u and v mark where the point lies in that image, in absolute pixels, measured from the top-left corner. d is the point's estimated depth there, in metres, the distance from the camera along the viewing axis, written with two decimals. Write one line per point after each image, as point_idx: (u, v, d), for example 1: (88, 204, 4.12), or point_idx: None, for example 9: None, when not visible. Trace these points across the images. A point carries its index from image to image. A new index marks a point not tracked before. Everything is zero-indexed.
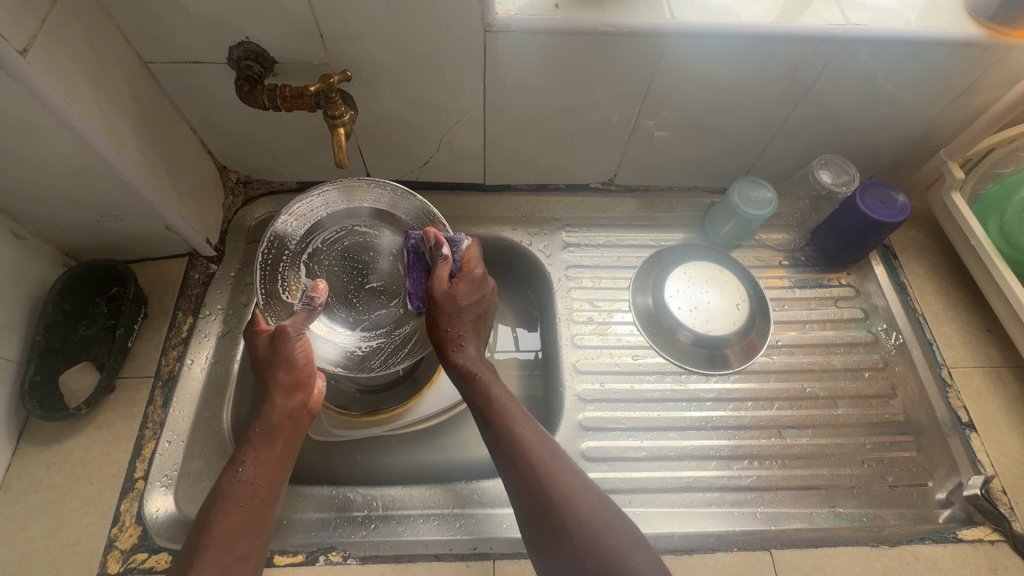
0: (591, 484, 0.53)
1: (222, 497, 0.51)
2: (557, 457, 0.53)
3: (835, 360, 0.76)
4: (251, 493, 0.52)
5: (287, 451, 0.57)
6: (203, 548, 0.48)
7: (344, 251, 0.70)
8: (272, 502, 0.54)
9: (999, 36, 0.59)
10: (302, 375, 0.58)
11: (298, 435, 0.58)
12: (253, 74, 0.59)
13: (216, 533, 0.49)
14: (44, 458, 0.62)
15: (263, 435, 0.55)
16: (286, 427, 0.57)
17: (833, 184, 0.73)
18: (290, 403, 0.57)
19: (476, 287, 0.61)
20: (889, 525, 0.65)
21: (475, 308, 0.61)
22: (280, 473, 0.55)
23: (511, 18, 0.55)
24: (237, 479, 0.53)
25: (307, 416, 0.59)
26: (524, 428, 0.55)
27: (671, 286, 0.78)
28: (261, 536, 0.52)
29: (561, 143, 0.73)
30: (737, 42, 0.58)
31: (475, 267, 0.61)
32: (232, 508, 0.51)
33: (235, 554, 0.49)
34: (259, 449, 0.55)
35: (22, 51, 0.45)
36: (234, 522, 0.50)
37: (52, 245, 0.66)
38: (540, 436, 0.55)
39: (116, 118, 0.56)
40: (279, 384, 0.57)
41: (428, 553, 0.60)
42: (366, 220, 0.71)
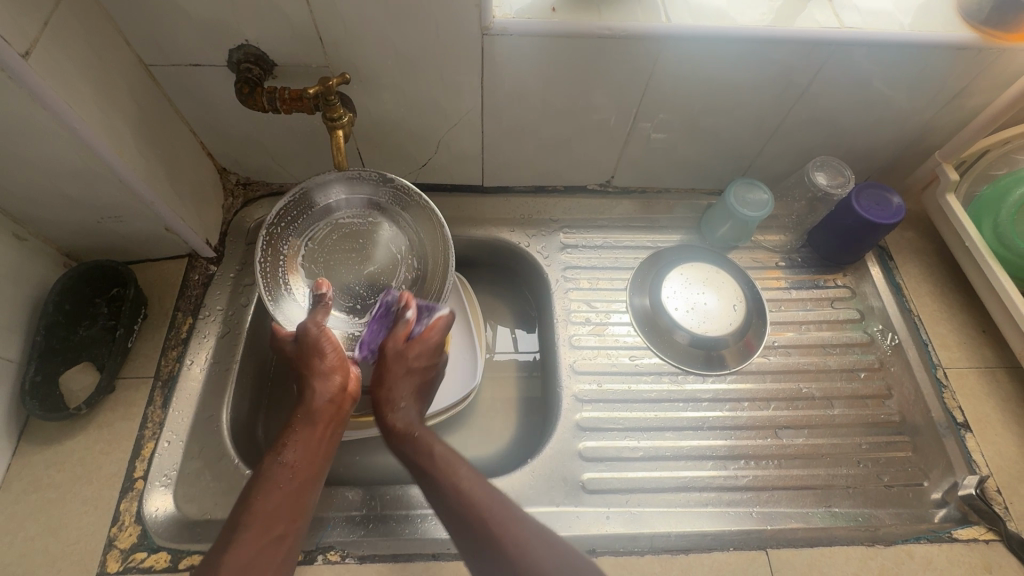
0: (553, 537, 0.50)
1: (264, 478, 0.51)
2: (512, 512, 0.51)
3: (831, 361, 0.76)
4: (291, 475, 0.52)
5: (329, 437, 0.57)
6: (244, 527, 0.48)
7: (340, 239, 0.70)
8: (312, 486, 0.53)
9: (991, 39, 0.59)
10: (338, 363, 0.59)
11: (339, 422, 0.58)
12: (252, 76, 0.60)
13: (257, 512, 0.49)
14: (45, 458, 0.62)
15: (304, 419, 0.56)
16: (327, 411, 0.57)
17: (828, 186, 0.74)
18: (330, 389, 0.58)
19: (431, 354, 0.62)
20: (885, 525, 0.65)
21: (423, 372, 0.62)
22: (320, 459, 0.55)
23: (508, 21, 0.56)
24: (278, 461, 0.53)
25: (349, 404, 0.60)
26: (473, 485, 0.52)
27: (668, 288, 0.78)
28: (298, 519, 0.51)
29: (559, 145, 0.74)
30: (733, 45, 0.59)
31: (433, 335, 0.62)
32: (273, 490, 0.51)
33: (274, 535, 0.49)
34: (301, 432, 0.55)
35: (24, 54, 0.46)
36: (275, 502, 0.50)
37: (53, 246, 0.67)
38: (491, 492, 0.52)
39: (117, 120, 0.57)
40: (319, 369, 0.58)
41: (426, 552, 0.60)
42: (362, 208, 0.71)
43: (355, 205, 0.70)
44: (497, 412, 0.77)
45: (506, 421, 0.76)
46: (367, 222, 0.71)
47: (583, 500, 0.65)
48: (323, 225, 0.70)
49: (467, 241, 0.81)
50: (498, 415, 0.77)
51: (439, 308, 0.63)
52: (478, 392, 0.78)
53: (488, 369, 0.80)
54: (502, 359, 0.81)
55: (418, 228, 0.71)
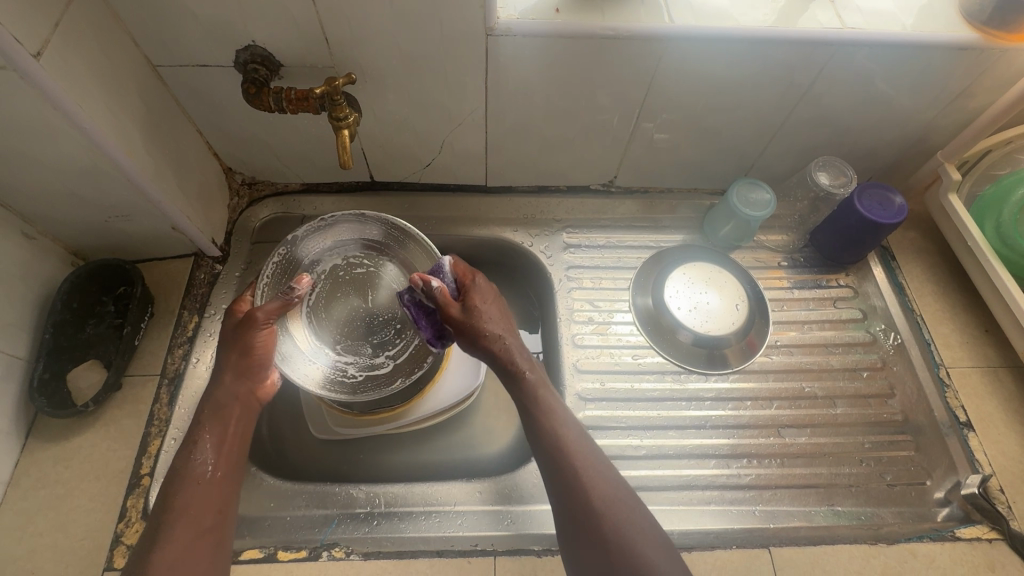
0: (625, 486, 0.56)
1: (181, 478, 0.54)
2: (596, 459, 0.57)
3: (834, 360, 0.76)
4: (207, 471, 0.55)
5: (240, 431, 0.59)
6: (166, 526, 0.51)
7: (347, 277, 0.71)
8: (232, 482, 0.56)
9: (993, 39, 0.60)
10: (256, 362, 0.60)
11: (250, 414, 0.61)
12: (259, 77, 0.60)
13: (176, 510, 0.52)
14: (52, 454, 0.63)
15: (211, 417, 0.58)
16: (235, 409, 0.59)
17: (831, 186, 0.74)
18: (238, 386, 0.60)
19: (484, 292, 0.63)
20: (887, 524, 0.65)
21: (496, 308, 0.62)
22: (235, 452, 0.58)
23: (513, 22, 0.56)
24: (193, 461, 0.56)
25: (259, 398, 0.62)
26: (566, 425, 0.58)
27: (671, 287, 0.78)
28: (224, 512, 0.54)
29: (562, 145, 0.74)
30: (735, 45, 0.59)
31: (476, 279, 0.63)
32: (190, 491, 0.54)
33: (198, 530, 0.52)
34: (210, 433, 0.57)
35: (36, 54, 0.46)
36: (192, 500, 0.53)
37: (61, 245, 0.67)
38: (581, 437, 0.58)
39: (125, 119, 0.57)
40: (228, 370, 0.60)
41: (431, 550, 0.60)
42: (371, 251, 0.72)
43: (365, 246, 0.72)
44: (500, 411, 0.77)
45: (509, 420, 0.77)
46: (376, 265, 0.72)
47: None
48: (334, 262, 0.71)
49: (471, 241, 0.82)
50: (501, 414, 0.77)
51: (448, 261, 0.63)
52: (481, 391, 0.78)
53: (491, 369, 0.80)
54: None
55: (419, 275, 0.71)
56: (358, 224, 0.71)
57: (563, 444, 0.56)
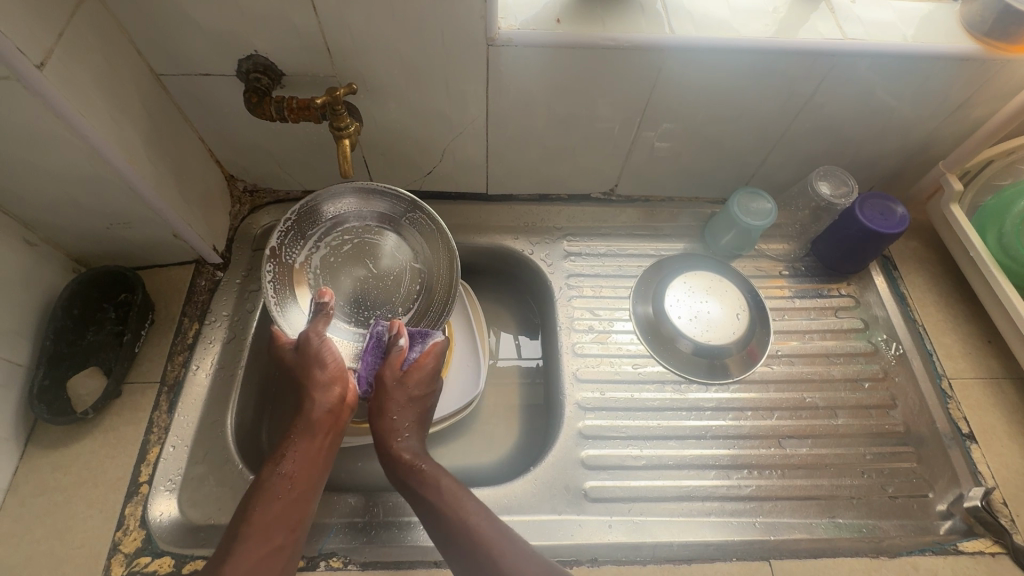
0: (549, 565, 0.50)
1: (263, 488, 0.52)
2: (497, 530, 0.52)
3: (835, 370, 0.76)
4: (289, 486, 0.53)
5: (327, 447, 0.57)
6: (242, 535, 0.49)
7: (342, 252, 0.70)
8: (310, 494, 0.54)
9: (995, 51, 0.60)
10: (336, 373, 0.59)
11: (339, 432, 0.59)
12: (261, 86, 0.61)
13: (255, 522, 0.50)
14: (51, 461, 0.63)
15: (304, 431, 0.56)
16: (327, 421, 0.58)
17: (832, 197, 0.74)
18: (330, 399, 0.58)
19: (429, 380, 0.62)
20: (889, 536, 0.65)
21: (422, 402, 0.62)
22: (318, 471, 0.56)
23: (513, 32, 0.57)
24: (277, 471, 0.54)
25: (349, 411, 0.60)
26: (476, 515, 0.53)
27: (671, 296, 0.78)
28: (296, 529, 0.52)
29: (563, 153, 0.74)
30: (736, 56, 0.59)
31: (430, 361, 0.62)
32: (272, 501, 0.52)
33: (271, 545, 0.49)
34: (300, 443, 0.56)
35: (40, 65, 0.47)
36: (272, 515, 0.51)
37: (63, 252, 0.67)
38: (479, 510, 0.54)
39: (128, 129, 0.57)
40: (317, 380, 0.58)
41: (429, 560, 0.60)
42: (367, 219, 0.71)
43: (362, 216, 0.71)
44: (499, 419, 0.77)
45: (508, 429, 0.76)
46: (371, 232, 0.71)
47: (585, 508, 0.65)
48: (329, 236, 0.70)
49: (471, 249, 0.81)
50: (500, 422, 0.77)
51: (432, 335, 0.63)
52: (480, 400, 0.78)
53: (490, 377, 0.80)
54: (505, 366, 0.81)
55: (422, 237, 0.71)
56: (351, 198, 0.70)
57: (473, 537, 0.51)
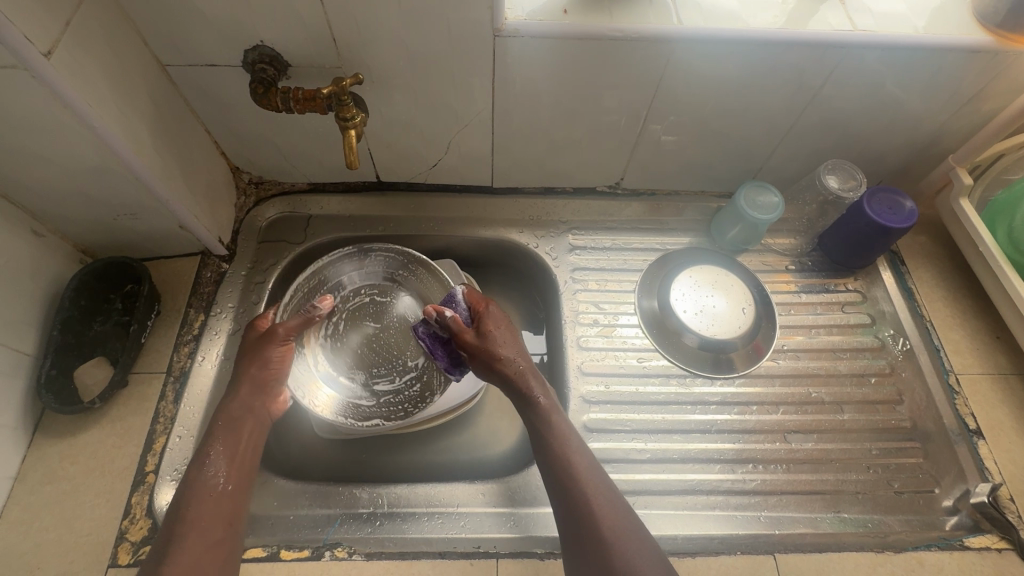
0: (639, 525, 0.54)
1: (192, 488, 0.55)
2: (606, 487, 0.55)
3: (842, 366, 0.75)
4: (221, 482, 0.56)
5: (252, 442, 0.60)
6: (181, 533, 0.52)
7: (346, 319, 0.74)
8: (244, 487, 0.57)
9: (1007, 43, 0.59)
10: (270, 375, 0.63)
11: (263, 427, 0.62)
12: (266, 77, 0.61)
13: (190, 519, 0.53)
14: (58, 450, 0.63)
15: (226, 428, 0.59)
16: (248, 418, 0.61)
17: (840, 190, 0.73)
18: (251, 399, 0.61)
19: (497, 318, 0.65)
20: (894, 531, 0.65)
21: (509, 332, 0.64)
22: (249, 462, 0.59)
23: (520, 23, 0.56)
24: (206, 470, 0.56)
25: (273, 410, 0.63)
26: (577, 453, 0.57)
27: (677, 290, 0.78)
28: (233, 522, 0.55)
29: (569, 147, 0.74)
30: (745, 47, 0.59)
31: (486, 305, 0.65)
32: (205, 498, 0.55)
33: (211, 540, 0.53)
34: (224, 441, 0.58)
35: (47, 53, 0.47)
36: (204, 511, 0.54)
37: (69, 242, 0.68)
38: (591, 465, 0.57)
39: (134, 119, 0.57)
40: (244, 381, 0.62)
41: (433, 551, 0.60)
42: (363, 287, 0.76)
43: (364, 280, 0.76)
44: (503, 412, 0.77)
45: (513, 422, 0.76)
46: (370, 298, 0.76)
47: None
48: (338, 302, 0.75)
49: (476, 242, 0.82)
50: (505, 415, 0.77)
51: (460, 290, 0.66)
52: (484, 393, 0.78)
53: None
54: None
55: (414, 284, 0.75)
56: (353, 264, 0.75)
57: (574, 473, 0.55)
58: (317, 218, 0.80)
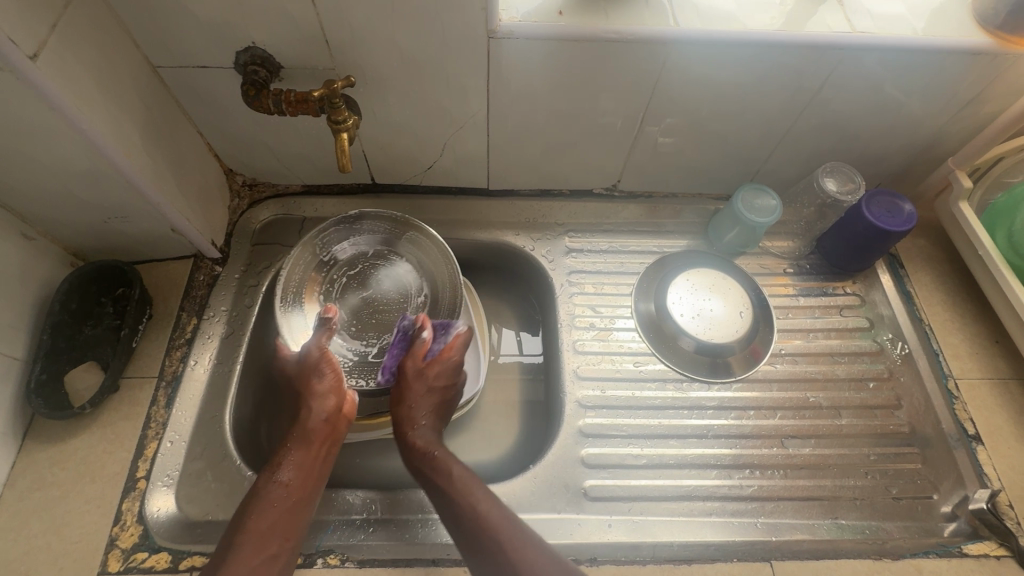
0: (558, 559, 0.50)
1: (257, 497, 0.52)
2: (519, 530, 0.52)
3: (840, 370, 0.75)
4: (285, 494, 0.53)
5: (323, 457, 0.58)
6: (238, 544, 0.49)
7: (345, 283, 0.71)
8: (308, 501, 0.54)
9: (1006, 44, 0.58)
10: (335, 384, 0.61)
11: (335, 441, 0.60)
12: (258, 78, 0.60)
13: (249, 531, 0.50)
14: (49, 456, 0.63)
15: (299, 439, 0.57)
16: (323, 430, 0.58)
17: (839, 193, 0.72)
18: (325, 409, 0.59)
19: (450, 373, 0.66)
20: (893, 538, 0.64)
21: (444, 391, 0.65)
22: (317, 479, 0.56)
23: (514, 24, 0.56)
24: (274, 479, 0.54)
25: (344, 423, 0.61)
26: (484, 501, 0.54)
27: (673, 293, 0.77)
28: (292, 538, 0.52)
29: (565, 149, 0.73)
30: (742, 49, 0.58)
31: (454, 354, 0.65)
32: (267, 509, 0.52)
33: (267, 553, 0.49)
34: (295, 452, 0.56)
35: (33, 55, 0.46)
36: (266, 524, 0.51)
37: (60, 245, 0.67)
38: (501, 510, 0.54)
39: (124, 122, 0.57)
40: (315, 390, 0.60)
41: (426, 558, 0.60)
42: (360, 252, 0.73)
43: (358, 250, 0.73)
44: (499, 416, 0.77)
45: (508, 426, 0.76)
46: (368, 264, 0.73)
47: (584, 507, 0.64)
48: (331, 272, 0.71)
49: (472, 244, 0.81)
50: (500, 418, 0.76)
51: (455, 326, 0.67)
52: (479, 397, 0.77)
53: (490, 373, 0.80)
54: (506, 362, 0.81)
55: (412, 247, 0.73)
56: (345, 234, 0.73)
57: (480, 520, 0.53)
58: (311, 220, 0.80)
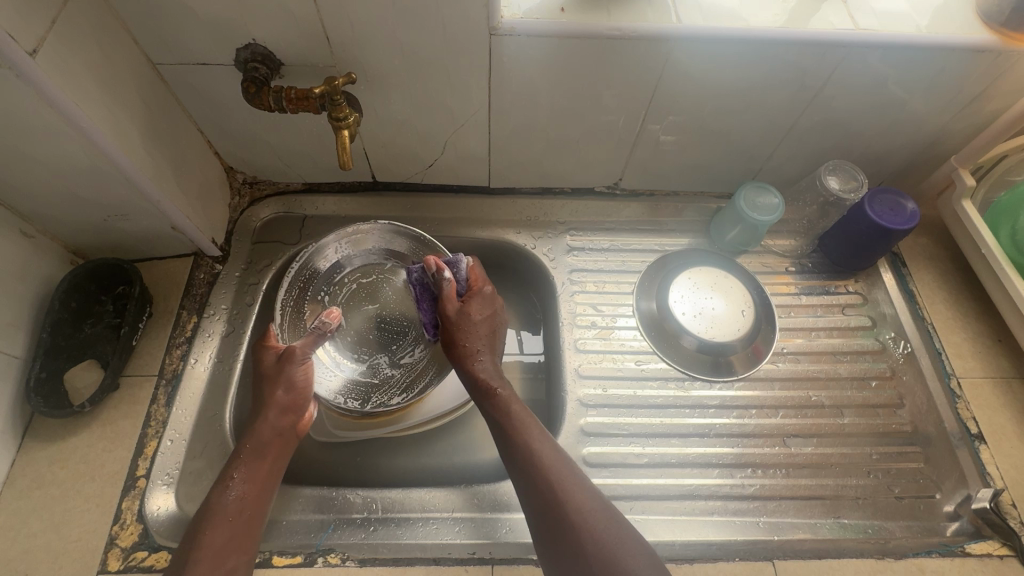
0: (606, 505, 0.52)
1: (213, 512, 0.52)
2: (571, 471, 0.54)
3: (842, 369, 0.75)
4: (240, 510, 0.53)
5: (277, 469, 0.58)
6: (194, 559, 0.49)
7: (352, 292, 0.75)
8: (262, 515, 0.55)
9: (1011, 42, 0.58)
10: (295, 397, 0.61)
11: (288, 453, 0.60)
12: (259, 75, 0.59)
13: (204, 549, 0.50)
14: (48, 455, 0.62)
15: (253, 452, 0.57)
16: (276, 443, 0.59)
17: (840, 191, 0.72)
18: (281, 422, 0.60)
19: (487, 303, 0.66)
20: (896, 537, 0.64)
21: (489, 323, 0.66)
22: (269, 491, 0.56)
23: (516, 21, 0.55)
24: (228, 494, 0.54)
25: (299, 436, 0.62)
26: (540, 441, 0.56)
27: (675, 292, 0.77)
28: (248, 552, 0.52)
29: (567, 147, 0.73)
30: (745, 47, 0.58)
31: (482, 286, 0.67)
32: (222, 524, 0.52)
33: (223, 569, 0.50)
34: (249, 465, 0.56)
35: (32, 52, 0.46)
36: (220, 541, 0.51)
37: (60, 243, 0.67)
38: (555, 451, 0.56)
39: (123, 118, 0.56)
40: (270, 403, 0.60)
41: (427, 557, 0.60)
42: (369, 258, 0.76)
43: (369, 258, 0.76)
44: None
45: None
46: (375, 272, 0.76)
47: None
48: (340, 280, 0.75)
49: (473, 243, 0.81)
50: None
51: (464, 259, 0.67)
52: None
53: None
54: (507, 361, 0.81)
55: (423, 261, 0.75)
56: (358, 240, 0.75)
57: (537, 459, 0.54)
58: (312, 219, 0.79)
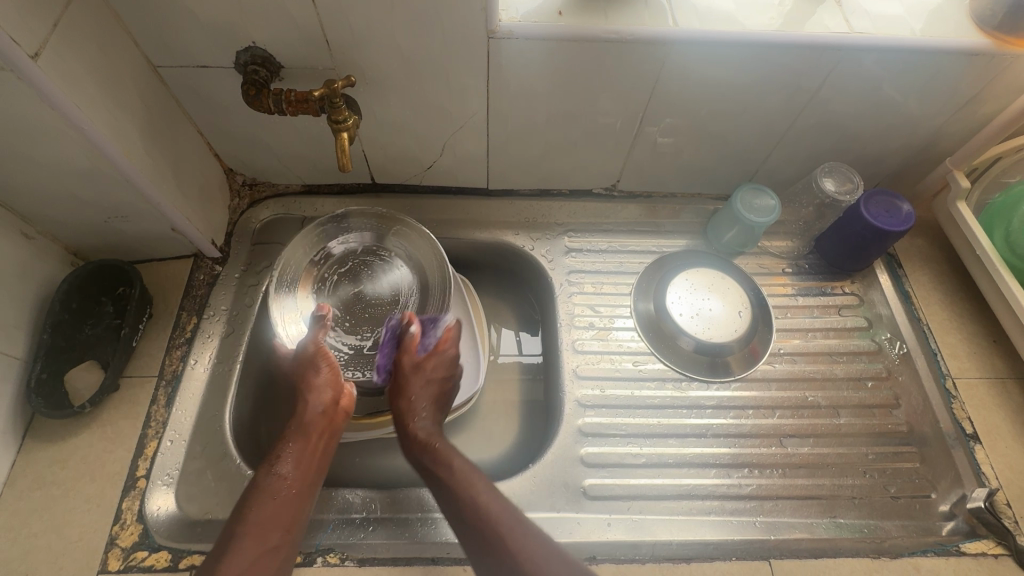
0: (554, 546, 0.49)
1: (258, 490, 0.52)
2: (515, 518, 0.51)
3: (838, 369, 0.75)
4: (286, 487, 0.53)
5: (321, 449, 0.58)
6: (236, 535, 0.49)
7: (338, 275, 0.70)
8: (307, 496, 0.54)
9: (1005, 45, 0.59)
10: (330, 377, 0.60)
11: (333, 435, 0.59)
12: (259, 78, 0.60)
13: (250, 524, 0.50)
14: (48, 456, 0.63)
15: (297, 433, 0.57)
16: (320, 423, 0.58)
17: (837, 193, 0.72)
18: (323, 401, 0.59)
19: (448, 365, 0.65)
20: (891, 536, 0.64)
21: (442, 385, 0.64)
22: (315, 472, 0.56)
23: (515, 25, 0.56)
24: (274, 473, 0.54)
25: (344, 418, 0.61)
26: (482, 490, 0.53)
27: (672, 293, 0.77)
28: (291, 530, 0.51)
29: (564, 149, 0.73)
30: (740, 50, 0.59)
31: (449, 347, 0.65)
32: (268, 501, 0.51)
33: (266, 546, 0.49)
34: (295, 445, 0.56)
35: (34, 55, 0.46)
36: (268, 517, 0.51)
37: (60, 244, 0.67)
38: (500, 499, 0.53)
39: (124, 121, 0.57)
40: (312, 382, 0.59)
41: (426, 556, 0.60)
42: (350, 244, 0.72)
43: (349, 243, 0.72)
44: (498, 415, 0.77)
45: (508, 425, 0.76)
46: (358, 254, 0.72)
47: (583, 506, 0.64)
48: (323, 267, 0.71)
49: (472, 244, 0.81)
50: (500, 417, 0.76)
51: (441, 318, 0.67)
52: (479, 396, 0.77)
53: (490, 372, 0.80)
54: (506, 362, 0.81)
55: (399, 231, 0.73)
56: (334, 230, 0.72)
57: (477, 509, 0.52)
58: (310, 220, 0.80)
